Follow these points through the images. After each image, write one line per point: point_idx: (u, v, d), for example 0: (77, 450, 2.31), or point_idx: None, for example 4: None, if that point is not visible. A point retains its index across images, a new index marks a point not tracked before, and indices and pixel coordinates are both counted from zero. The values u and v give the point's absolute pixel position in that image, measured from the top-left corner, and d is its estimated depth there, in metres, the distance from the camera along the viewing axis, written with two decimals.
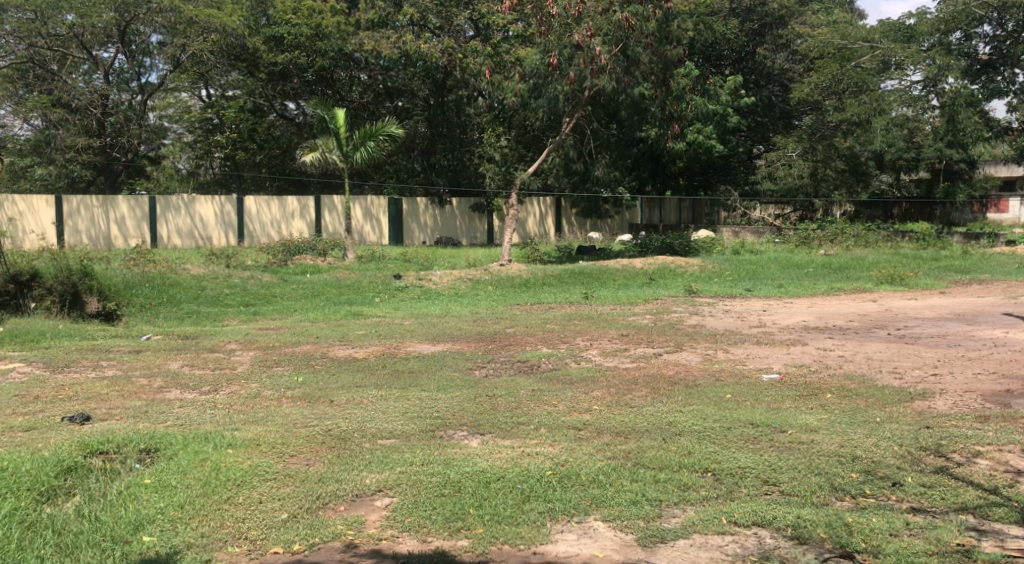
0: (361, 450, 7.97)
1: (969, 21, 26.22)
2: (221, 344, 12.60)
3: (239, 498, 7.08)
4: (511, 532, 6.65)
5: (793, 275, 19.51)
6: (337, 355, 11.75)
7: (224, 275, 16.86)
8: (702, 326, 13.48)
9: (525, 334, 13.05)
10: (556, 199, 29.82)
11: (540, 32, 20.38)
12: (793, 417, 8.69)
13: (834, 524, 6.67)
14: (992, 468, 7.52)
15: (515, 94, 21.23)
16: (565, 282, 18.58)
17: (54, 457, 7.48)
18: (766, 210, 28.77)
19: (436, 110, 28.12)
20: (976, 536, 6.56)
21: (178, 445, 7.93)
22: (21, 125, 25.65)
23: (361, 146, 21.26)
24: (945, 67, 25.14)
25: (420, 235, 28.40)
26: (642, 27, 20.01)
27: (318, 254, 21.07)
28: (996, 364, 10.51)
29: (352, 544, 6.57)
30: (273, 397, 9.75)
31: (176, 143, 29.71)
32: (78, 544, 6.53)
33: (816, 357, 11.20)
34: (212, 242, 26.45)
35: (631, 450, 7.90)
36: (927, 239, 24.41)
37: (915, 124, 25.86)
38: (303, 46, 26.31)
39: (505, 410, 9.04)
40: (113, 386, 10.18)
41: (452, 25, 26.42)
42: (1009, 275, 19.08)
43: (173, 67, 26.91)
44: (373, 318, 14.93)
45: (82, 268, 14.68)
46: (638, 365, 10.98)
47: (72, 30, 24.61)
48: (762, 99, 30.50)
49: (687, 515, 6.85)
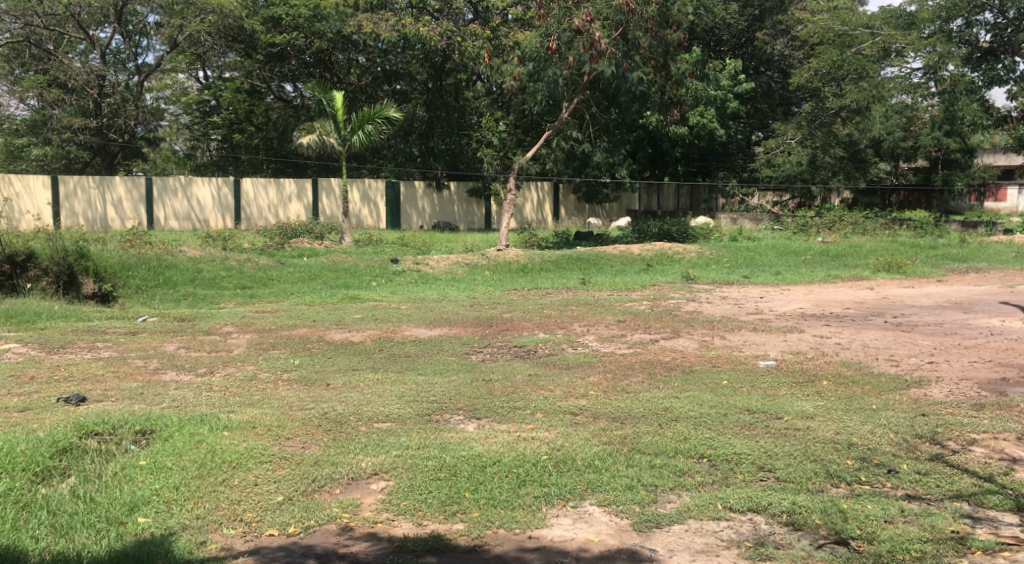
0: (357, 434, 7.96)
1: (971, 8, 25.88)
2: (217, 328, 12.50)
3: (235, 481, 7.08)
4: (506, 516, 6.66)
5: (791, 263, 19.49)
6: (334, 338, 11.72)
7: (221, 258, 16.80)
8: (699, 312, 13.53)
9: (523, 318, 13.05)
10: (554, 186, 29.60)
11: (539, 16, 20.23)
12: (788, 404, 8.69)
13: (829, 510, 6.67)
14: (987, 456, 7.53)
15: (513, 78, 20.91)
16: (562, 268, 18.55)
17: (50, 437, 7.46)
18: (764, 198, 29.12)
19: (435, 94, 28.19)
20: (971, 524, 6.56)
21: (173, 427, 7.92)
22: (19, 105, 25.34)
23: (359, 129, 20.97)
24: (946, 56, 24.94)
25: (417, 219, 28.19)
26: (642, 12, 19.78)
27: (314, 238, 20.95)
28: (992, 353, 10.52)
29: (347, 527, 6.56)
30: (269, 380, 9.74)
31: (173, 125, 30.51)
32: (73, 524, 6.54)
33: (812, 345, 11.19)
34: (209, 225, 26.40)
35: (627, 436, 7.90)
36: (925, 227, 24.36)
37: (914, 112, 26.10)
38: (301, 27, 26.13)
39: (501, 394, 9.04)
40: (109, 368, 10.15)
41: (452, 8, 26.49)
42: (1006, 264, 19.03)
43: (170, 48, 26.25)
44: (369, 302, 14.87)
45: (78, 248, 14.60)
46: (636, 350, 11.00)
47: (69, 10, 24.33)
48: (761, 86, 30.42)
49: (682, 500, 6.87)
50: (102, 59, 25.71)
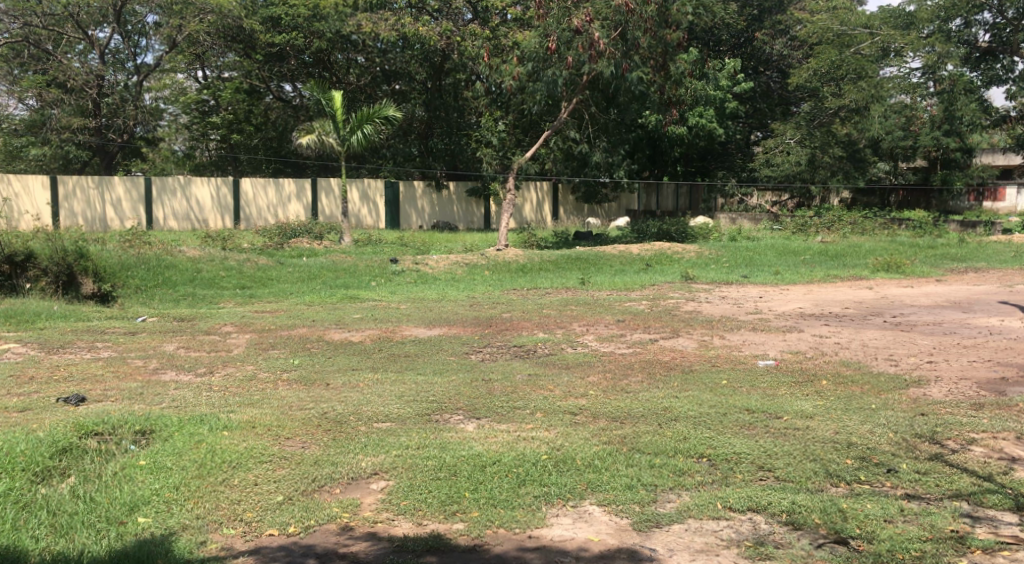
0: (357, 433, 7.96)
1: (970, 8, 25.54)
2: (216, 328, 12.49)
3: (235, 480, 7.09)
4: (506, 516, 6.66)
5: (790, 263, 19.49)
6: (333, 338, 11.72)
7: (220, 258, 16.80)
8: (698, 311, 13.56)
9: (522, 318, 13.06)
10: (552, 186, 29.62)
11: (539, 16, 20.26)
12: (788, 404, 8.70)
13: (829, 510, 6.68)
14: (986, 455, 7.54)
15: (512, 77, 20.96)
16: (561, 268, 18.55)
17: (50, 437, 7.47)
18: (763, 197, 28.77)
19: (434, 94, 28.22)
20: (970, 523, 6.57)
21: (174, 426, 7.94)
22: (18, 105, 25.39)
23: (359, 129, 20.97)
24: (945, 56, 24.29)
25: (417, 219, 28.21)
26: (641, 11, 19.78)
27: (313, 238, 20.92)
28: (992, 352, 10.53)
29: (347, 526, 6.57)
30: (269, 380, 9.74)
31: (171, 125, 29.76)
32: (73, 524, 6.54)
33: (812, 344, 11.21)
34: (208, 225, 26.40)
35: (627, 435, 7.91)
36: (924, 227, 24.35)
37: (913, 112, 26.19)
38: (300, 27, 26.18)
39: (500, 394, 9.04)
40: (109, 368, 10.15)
41: (452, 8, 26.53)
42: (1004, 264, 19.02)
43: (170, 48, 26.01)
44: (368, 301, 14.91)
45: (78, 248, 14.58)
46: (636, 350, 11.02)
47: (67, 9, 24.31)
48: (760, 86, 30.48)
49: (682, 500, 6.88)
50: (101, 59, 25.66)
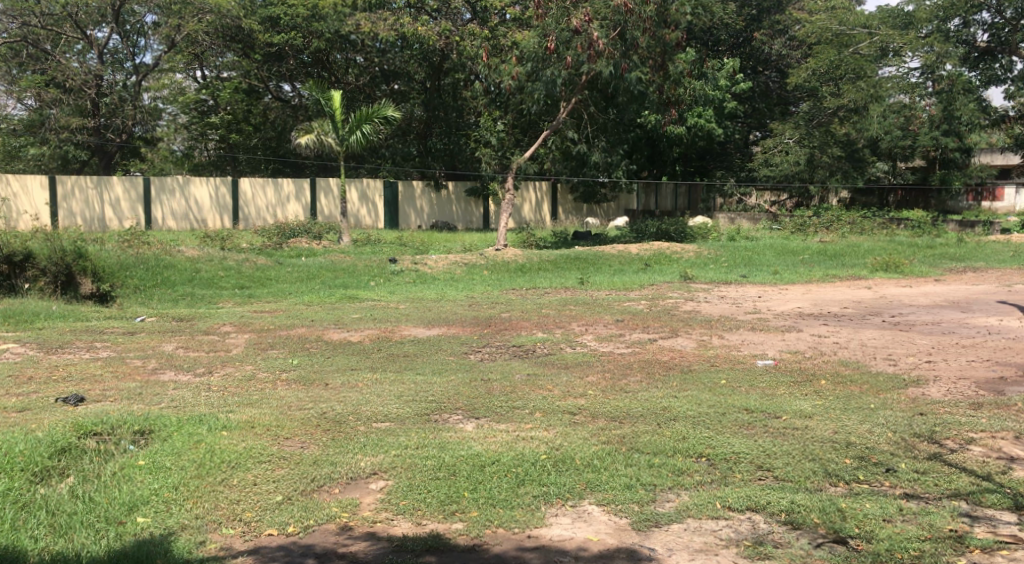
0: (356, 433, 7.96)
1: (968, 8, 25.64)
2: (214, 328, 12.49)
3: (234, 480, 7.09)
4: (505, 516, 6.66)
5: (789, 262, 19.48)
6: (332, 338, 11.72)
7: (219, 258, 16.80)
8: (697, 311, 13.57)
9: (521, 318, 13.07)
10: (551, 186, 29.65)
11: (537, 16, 20.30)
12: (786, 403, 8.71)
13: (828, 509, 6.69)
14: (985, 454, 7.55)
15: (511, 77, 21.00)
16: (560, 267, 18.56)
17: (49, 437, 7.47)
18: (762, 197, 29.00)
19: (433, 94, 28.22)
20: (969, 522, 6.58)
21: (173, 426, 7.94)
22: (16, 105, 25.41)
23: (358, 129, 20.98)
24: (944, 56, 24.81)
25: (415, 219, 28.22)
26: (640, 11, 19.79)
27: (312, 238, 20.90)
28: (990, 352, 10.53)
29: (346, 526, 6.57)
30: (268, 380, 9.74)
31: (170, 125, 28.91)
32: (72, 524, 6.54)
33: (811, 344, 11.20)
34: (207, 225, 26.38)
35: (626, 435, 7.91)
36: (923, 227, 24.34)
37: (911, 112, 26.15)
38: (299, 27, 26.22)
39: (499, 394, 9.04)
40: (108, 368, 10.16)
41: (451, 8, 26.57)
42: (1003, 264, 19.01)
43: (169, 48, 26.02)
44: (367, 301, 14.92)
45: (76, 248, 14.57)
46: (634, 349, 11.02)
47: (65, 9, 24.27)
48: (759, 86, 30.56)
49: (681, 499, 6.88)
50: (100, 59, 25.63)
